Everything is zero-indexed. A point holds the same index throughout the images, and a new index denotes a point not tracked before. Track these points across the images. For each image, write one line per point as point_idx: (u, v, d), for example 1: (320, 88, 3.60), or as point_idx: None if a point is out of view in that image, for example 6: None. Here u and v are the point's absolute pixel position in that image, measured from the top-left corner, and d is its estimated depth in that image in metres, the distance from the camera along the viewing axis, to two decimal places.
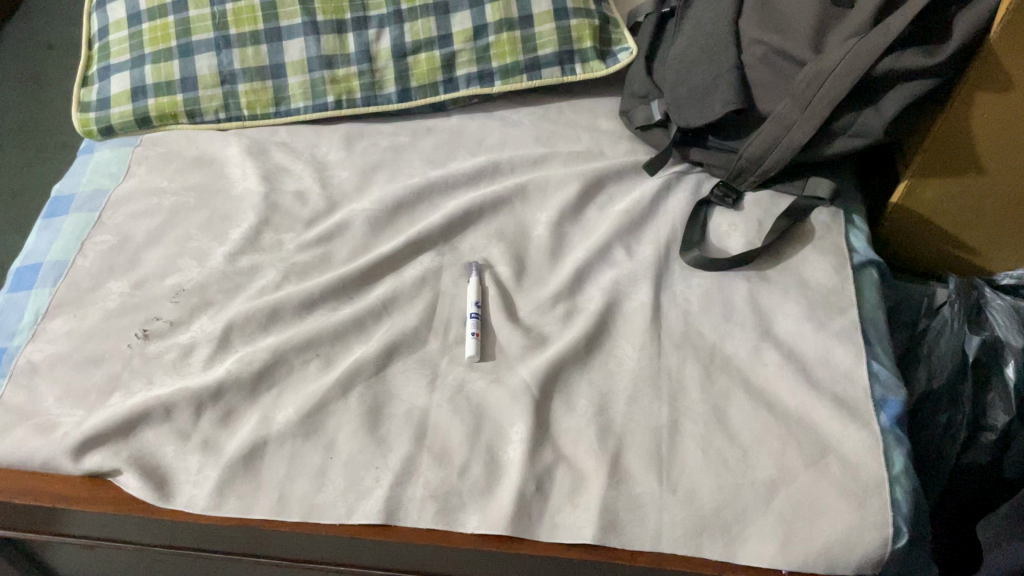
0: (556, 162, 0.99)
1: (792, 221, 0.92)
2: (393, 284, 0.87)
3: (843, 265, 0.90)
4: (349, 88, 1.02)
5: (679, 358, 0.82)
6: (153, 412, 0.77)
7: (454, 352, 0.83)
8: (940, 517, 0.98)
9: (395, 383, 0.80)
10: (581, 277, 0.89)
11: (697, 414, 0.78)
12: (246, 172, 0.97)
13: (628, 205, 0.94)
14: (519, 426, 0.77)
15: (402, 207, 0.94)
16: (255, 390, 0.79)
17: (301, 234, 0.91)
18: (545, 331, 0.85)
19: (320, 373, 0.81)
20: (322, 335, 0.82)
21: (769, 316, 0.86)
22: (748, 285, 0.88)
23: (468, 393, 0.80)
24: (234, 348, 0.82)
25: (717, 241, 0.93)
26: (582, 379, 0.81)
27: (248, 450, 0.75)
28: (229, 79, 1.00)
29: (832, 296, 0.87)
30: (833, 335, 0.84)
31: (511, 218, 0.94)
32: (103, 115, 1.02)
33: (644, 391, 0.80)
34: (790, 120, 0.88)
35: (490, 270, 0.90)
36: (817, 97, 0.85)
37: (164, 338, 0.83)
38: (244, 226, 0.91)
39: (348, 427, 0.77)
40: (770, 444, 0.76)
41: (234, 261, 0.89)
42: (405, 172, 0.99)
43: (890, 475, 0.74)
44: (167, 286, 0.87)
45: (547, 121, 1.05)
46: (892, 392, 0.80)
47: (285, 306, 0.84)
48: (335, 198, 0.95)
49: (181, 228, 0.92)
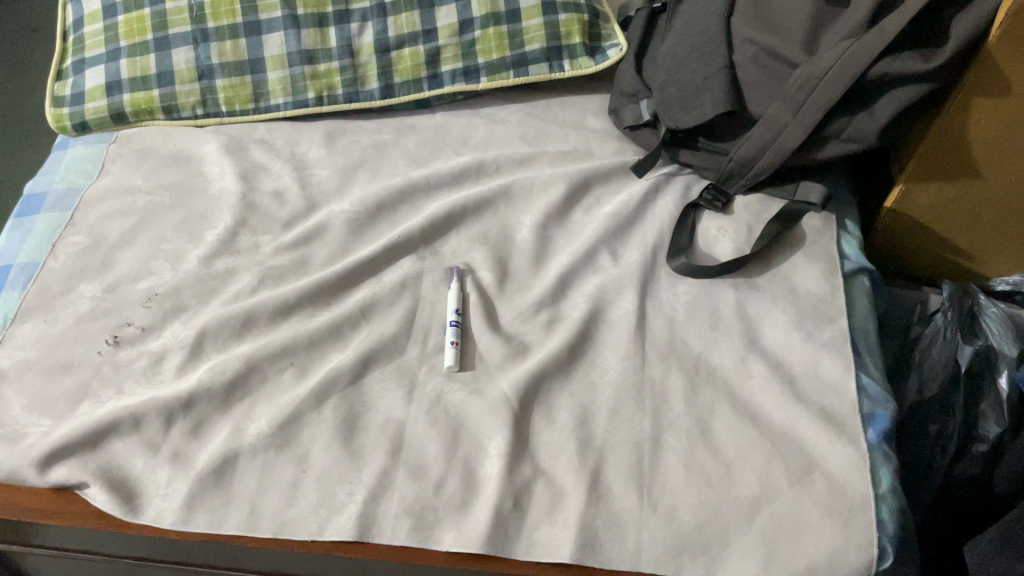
0: (543, 162, 0.97)
1: (782, 226, 0.90)
2: (372, 290, 0.85)
3: (833, 273, 0.87)
4: (330, 84, 0.99)
5: (663, 369, 0.80)
6: (122, 423, 0.75)
7: (433, 361, 0.81)
8: (934, 530, 0.97)
9: (372, 394, 0.78)
10: (566, 283, 0.86)
11: (680, 428, 0.77)
12: (223, 170, 0.94)
13: (615, 207, 0.92)
14: (497, 439, 0.75)
15: (383, 208, 0.91)
16: (227, 400, 0.77)
17: (278, 237, 0.89)
18: (527, 339, 0.83)
19: (294, 383, 0.78)
20: (298, 343, 0.80)
21: (757, 326, 0.84)
22: (736, 293, 0.86)
23: (446, 404, 0.78)
24: (207, 356, 0.80)
25: (705, 246, 0.90)
26: (564, 390, 0.79)
27: (218, 463, 0.73)
28: (207, 74, 0.98)
29: (822, 305, 0.85)
30: (821, 346, 0.82)
31: (494, 220, 0.92)
32: (78, 110, 0.99)
33: (627, 404, 0.78)
34: (781, 123, 0.85)
35: (472, 275, 0.87)
36: (810, 101, 0.82)
37: (135, 344, 0.81)
38: (221, 228, 0.89)
39: (322, 439, 0.75)
40: (754, 461, 0.75)
41: (209, 264, 0.86)
42: (387, 171, 0.96)
43: (877, 493, 0.72)
44: (140, 289, 0.84)
45: (535, 118, 1.02)
46: (881, 406, 0.78)
47: (260, 312, 0.82)
48: (315, 198, 0.93)
49: (155, 229, 0.89)
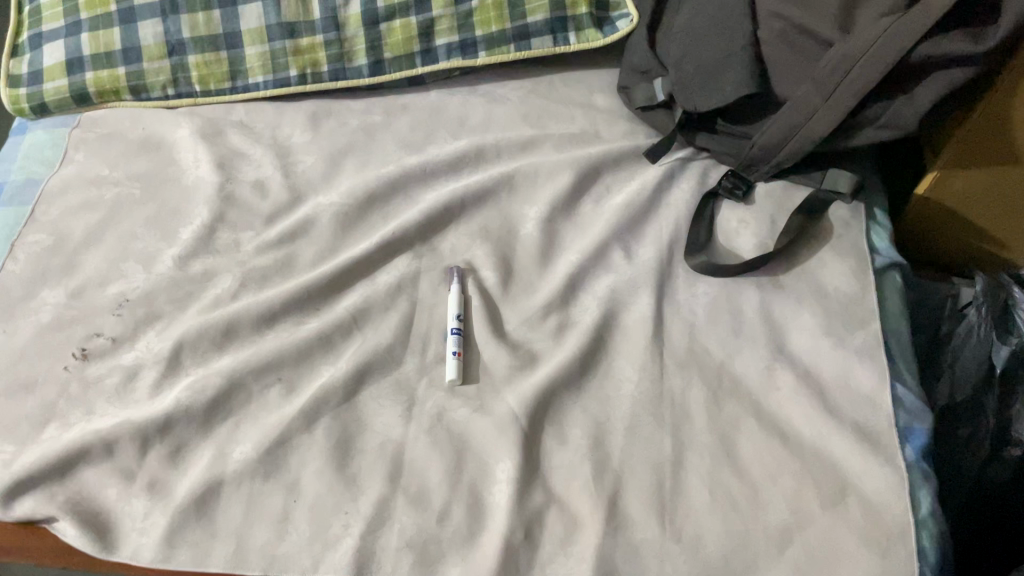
0: (547, 146, 0.89)
1: (808, 217, 0.83)
2: (365, 293, 0.78)
3: (864, 269, 0.81)
4: (314, 60, 0.90)
5: (683, 380, 0.74)
6: (93, 449, 0.68)
7: (433, 374, 0.74)
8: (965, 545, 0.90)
9: (367, 412, 0.72)
10: (575, 283, 0.80)
11: (703, 447, 0.71)
12: (198, 158, 0.86)
13: (627, 197, 0.85)
14: (505, 463, 0.68)
15: (374, 200, 0.84)
16: (209, 421, 0.70)
17: (260, 233, 0.81)
18: (534, 347, 0.76)
19: (282, 401, 0.72)
20: (284, 355, 0.73)
21: (783, 330, 0.78)
22: (760, 293, 0.79)
23: (448, 423, 0.71)
24: (185, 370, 0.73)
25: (725, 240, 0.83)
26: (576, 406, 0.73)
27: (200, 493, 0.67)
28: (178, 50, 0.89)
29: (852, 306, 0.79)
30: (853, 353, 0.76)
31: (496, 213, 0.84)
32: (35, 91, 0.90)
33: (644, 421, 0.72)
34: (811, 107, 0.78)
35: (474, 275, 0.80)
36: (844, 84, 0.75)
37: (105, 358, 0.73)
38: (197, 224, 0.81)
39: (314, 464, 0.69)
40: (784, 483, 0.69)
41: (184, 266, 0.79)
42: (378, 157, 0.88)
43: (916, 519, 0.67)
44: (109, 295, 0.77)
45: (538, 96, 0.94)
46: (917, 419, 0.72)
47: (242, 320, 0.75)
48: (299, 189, 0.85)
49: (124, 225, 0.81)
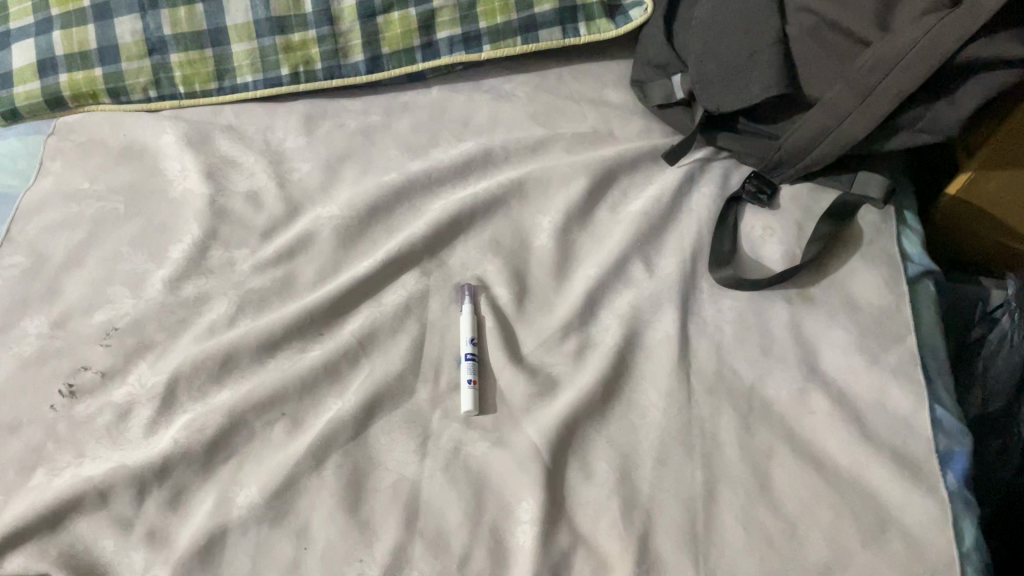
0: (558, 148, 0.84)
1: (838, 223, 0.78)
2: (371, 315, 0.73)
3: (897, 279, 0.77)
4: (307, 57, 0.84)
5: (712, 406, 0.70)
6: (87, 498, 0.63)
7: (447, 403, 0.70)
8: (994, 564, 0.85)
9: (378, 449, 0.67)
10: (594, 300, 0.75)
11: (735, 479, 0.67)
12: (185, 167, 0.80)
13: (646, 204, 0.80)
14: (528, 502, 0.64)
15: (378, 211, 0.78)
16: (209, 463, 0.66)
17: (255, 251, 0.76)
18: (553, 372, 0.72)
19: (287, 438, 0.67)
20: (288, 388, 0.69)
21: (814, 348, 0.74)
22: (789, 307, 0.75)
23: (466, 458, 0.67)
24: (181, 406, 0.68)
25: (751, 250, 0.79)
26: (600, 437, 0.69)
27: (203, 543, 0.62)
28: (159, 48, 0.82)
29: (885, 320, 0.75)
30: (889, 372, 0.72)
31: (507, 223, 0.79)
32: (5, 95, 0.83)
33: (673, 451, 0.68)
34: (844, 110, 0.73)
35: (486, 293, 0.75)
36: (881, 87, 0.70)
37: (94, 394, 0.68)
38: (187, 242, 0.75)
39: (324, 507, 0.64)
40: (822, 516, 0.65)
41: (176, 289, 0.73)
42: (379, 163, 0.82)
43: (960, 552, 0.64)
44: (96, 323, 0.71)
45: (546, 91, 0.88)
46: (957, 441, 0.69)
47: (242, 350, 0.70)
48: (296, 200, 0.79)
49: (109, 244, 0.76)
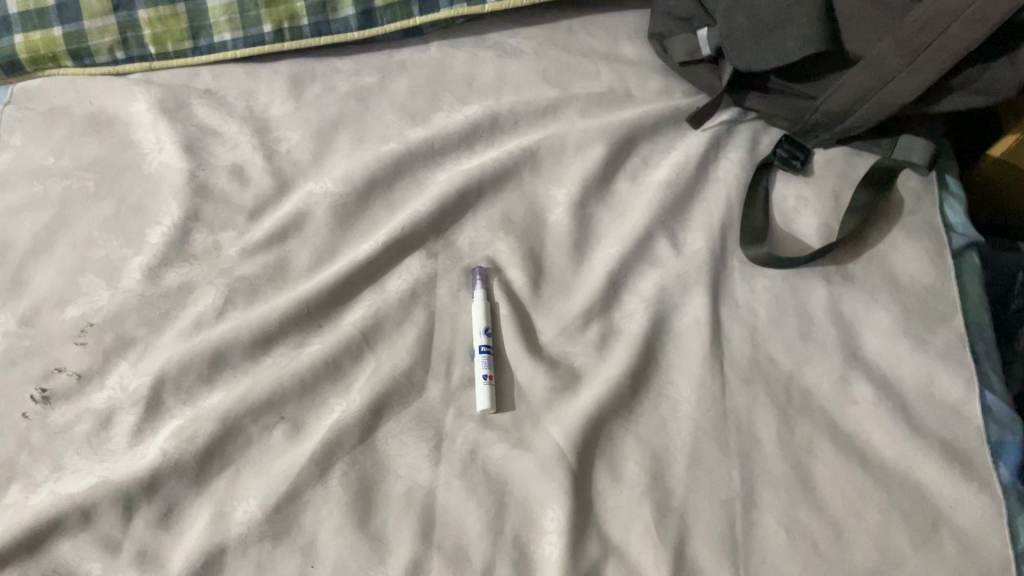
0: (571, 111, 0.77)
1: (878, 192, 0.72)
2: (375, 304, 0.66)
3: (942, 253, 0.71)
4: (291, 12, 0.75)
5: (748, 397, 0.64)
6: (67, 518, 0.57)
7: (461, 400, 0.64)
8: None
9: (388, 454, 0.61)
10: (617, 282, 0.69)
11: (775, 477, 0.62)
12: (161, 138, 0.72)
13: (669, 173, 0.73)
14: (554, 510, 0.59)
15: (377, 186, 0.71)
16: (203, 474, 0.60)
17: (243, 233, 0.69)
18: (576, 363, 0.66)
19: (287, 445, 0.61)
20: (286, 389, 0.62)
21: (855, 330, 0.68)
22: (827, 286, 0.69)
23: (484, 461, 0.61)
24: (169, 411, 0.62)
25: (784, 223, 0.73)
26: (629, 435, 0.63)
27: (200, 565, 0.57)
28: (125, 4, 0.73)
29: (930, 298, 0.69)
30: (937, 356, 0.66)
31: (519, 196, 0.73)
32: None
33: (708, 449, 0.62)
34: (891, 69, 0.66)
35: (499, 276, 0.69)
36: (935, 45, 0.63)
37: (71, 399, 0.62)
38: (167, 224, 0.68)
39: (332, 521, 0.58)
40: (869, 517, 0.60)
41: (156, 278, 0.66)
42: (375, 131, 0.75)
43: (1017, 554, 0.59)
44: (68, 319, 0.64)
45: (555, 46, 0.80)
46: (1010, 430, 0.63)
47: (234, 347, 0.63)
48: (285, 174, 0.72)
49: (79, 228, 0.68)
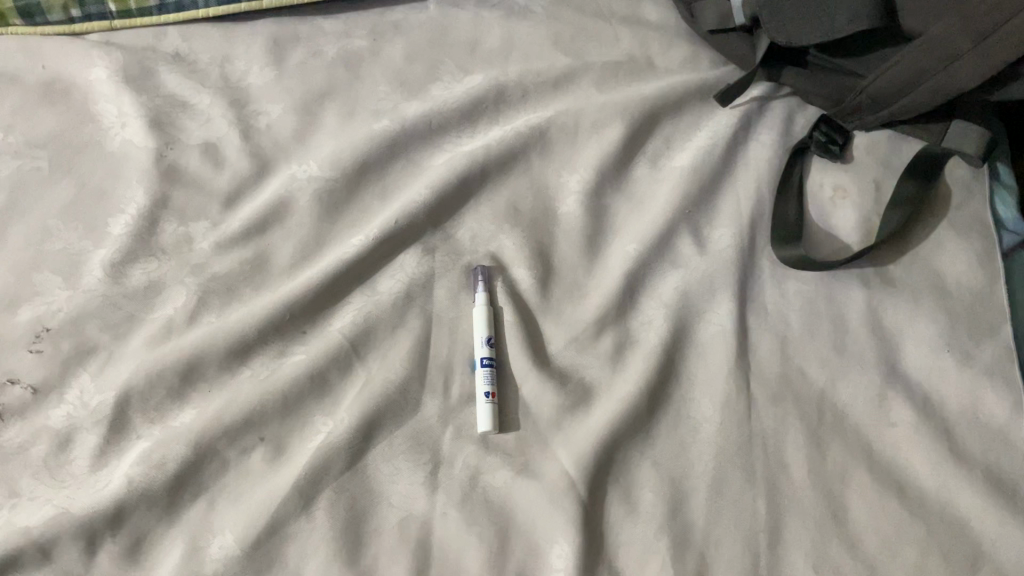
0: (585, 84, 0.69)
1: (924, 184, 0.65)
2: (365, 308, 0.60)
3: (992, 254, 0.64)
4: None
5: (776, 419, 0.59)
6: (22, 556, 0.51)
7: (461, 419, 0.58)
8: None
9: (379, 480, 0.55)
10: (634, 285, 0.62)
11: (805, 508, 0.56)
12: (123, 111, 0.64)
13: (694, 159, 0.66)
14: (561, 547, 0.53)
15: (368, 171, 0.64)
16: (175, 502, 0.54)
17: (218, 224, 0.61)
18: (587, 377, 0.60)
19: (268, 471, 0.55)
20: (266, 408, 0.56)
21: (895, 341, 0.62)
22: (865, 292, 0.63)
23: (485, 489, 0.56)
24: (136, 430, 0.55)
25: (819, 218, 0.66)
26: (645, 459, 0.57)
27: None
28: None
29: (978, 305, 0.62)
30: (983, 373, 0.60)
31: (527, 183, 0.65)
32: None
33: (732, 477, 0.57)
34: (950, 51, 0.57)
35: (504, 276, 0.62)
36: (1006, 27, 0.55)
37: (26, 416, 0.55)
38: (131, 213, 0.61)
39: (317, 558, 0.53)
40: (906, 556, 0.55)
41: (121, 276, 0.59)
42: (366, 103, 0.67)
43: None
44: (22, 322, 0.58)
45: (569, 6, 0.71)
46: None
47: (208, 358, 0.57)
48: (265, 154, 0.64)
49: (34, 216, 0.61)
